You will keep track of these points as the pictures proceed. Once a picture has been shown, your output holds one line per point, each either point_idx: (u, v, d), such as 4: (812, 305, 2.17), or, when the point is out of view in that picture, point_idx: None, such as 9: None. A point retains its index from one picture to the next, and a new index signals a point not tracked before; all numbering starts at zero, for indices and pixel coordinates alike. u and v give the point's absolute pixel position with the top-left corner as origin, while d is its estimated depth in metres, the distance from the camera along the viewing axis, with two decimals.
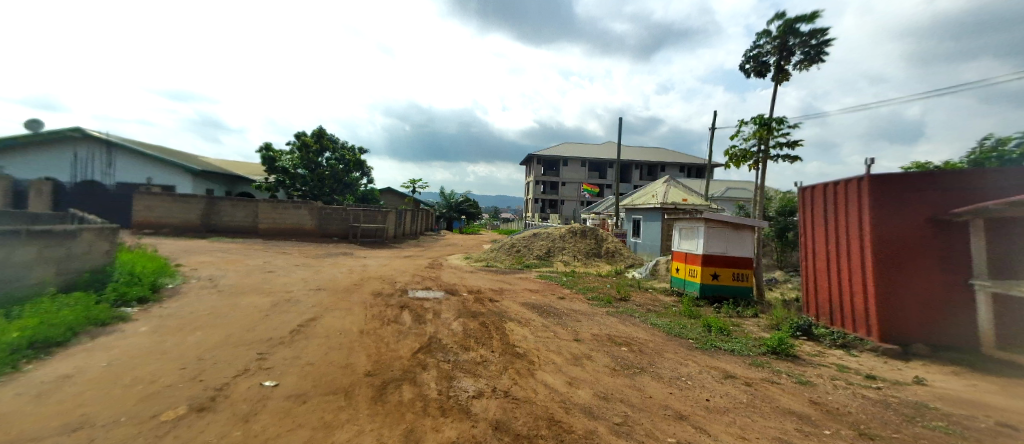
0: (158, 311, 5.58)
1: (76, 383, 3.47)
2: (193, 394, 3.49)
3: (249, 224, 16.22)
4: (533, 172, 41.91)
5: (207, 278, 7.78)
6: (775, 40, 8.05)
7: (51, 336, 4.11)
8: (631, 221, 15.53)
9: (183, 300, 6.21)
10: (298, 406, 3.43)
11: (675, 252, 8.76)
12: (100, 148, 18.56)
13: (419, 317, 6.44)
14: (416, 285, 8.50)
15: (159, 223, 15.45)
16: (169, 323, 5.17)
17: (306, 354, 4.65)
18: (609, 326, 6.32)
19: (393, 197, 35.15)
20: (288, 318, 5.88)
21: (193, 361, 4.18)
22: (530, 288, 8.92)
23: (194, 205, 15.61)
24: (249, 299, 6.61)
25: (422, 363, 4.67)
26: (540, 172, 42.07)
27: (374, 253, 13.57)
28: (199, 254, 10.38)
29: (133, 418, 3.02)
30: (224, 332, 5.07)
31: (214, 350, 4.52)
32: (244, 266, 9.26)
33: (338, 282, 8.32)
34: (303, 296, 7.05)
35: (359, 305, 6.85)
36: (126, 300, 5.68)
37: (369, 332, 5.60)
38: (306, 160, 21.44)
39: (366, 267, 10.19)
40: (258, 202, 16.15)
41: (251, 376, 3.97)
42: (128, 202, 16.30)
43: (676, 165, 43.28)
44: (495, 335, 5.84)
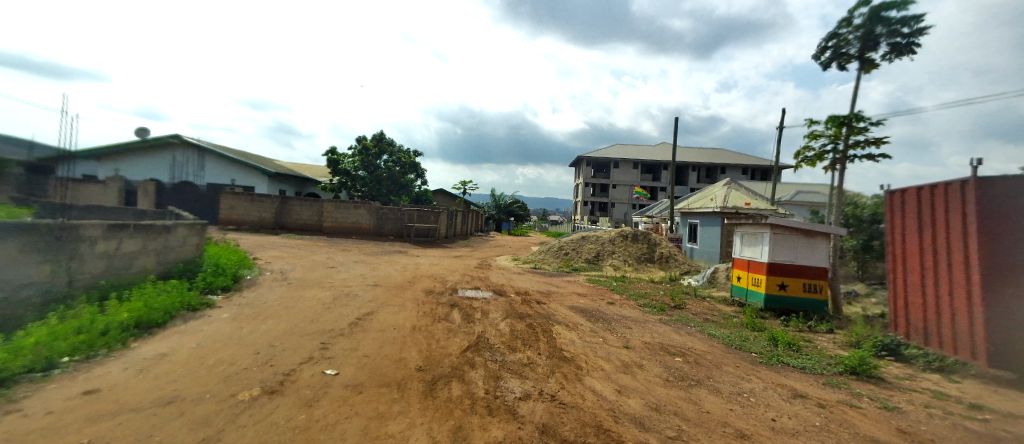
0: (237, 300, 6.17)
1: (171, 361, 3.93)
2: (265, 377, 3.81)
3: (314, 222, 17.47)
4: (583, 174, 41.33)
5: (279, 271, 8.48)
6: (858, 29, 7.30)
7: (152, 318, 4.68)
8: (686, 226, 14.78)
9: (258, 291, 6.81)
10: (355, 395, 3.62)
11: (736, 260, 8.21)
12: (193, 153, 20.91)
13: (468, 316, 6.58)
14: (466, 285, 8.68)
15: (239, 220, 17.10)
16: (246, 311, 5.68)
17: (363, 346, 4.91)
18: (663, 334, 6.05)
19: (444, 199, 36.30)
20: (348, 311, 6.24)
21: (265, 347, 4.57)
22: (578, 291, 8.77)
23: (269, 204, 17.10)
24: (313, 292, 7.09)
25: (471, 361, 4.75)
26: (590, 175, 41.37)
27: (427, 252, 14.05)
28: (272, 249, 11.36)
29: (216, 396, 3.36)
30: (292, 322, 5.48)
31: (283, 338, 4.91)
32: (309, 261, 9.97)
33: (392, 279, 8.71)
34: (361, 292, 7.44)
35: (412, 301, 7.11)
36: (211, 289, 6.34)
37: (421, 329, 5.81)
38: (365, 163, 22.74)
39: (419, 266, 10.59)
40: (322, 202, 17.36)
41: (314, 364, 4.25)
42: (214, 201, 18.19)
43: (737, 167, 40.66)
44: (542, 338, 5.81)
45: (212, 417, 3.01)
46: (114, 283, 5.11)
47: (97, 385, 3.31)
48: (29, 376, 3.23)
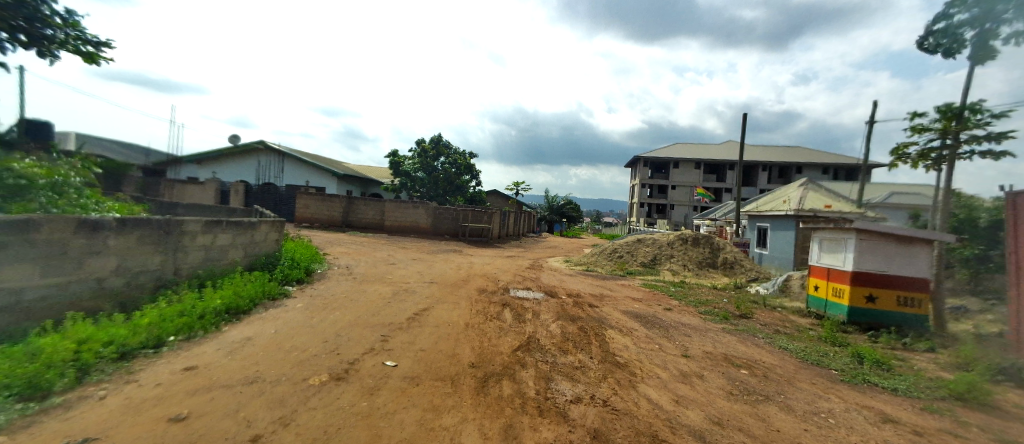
0: (309, 292, 6.72)
1: (254, 344, 4.38)
2: (333, 365, 4.11)
3: (377, 221, 18.55)
4: (639, 174, 39.89)
5: (345, 266, 9.11)
6: (975, 7, 6.32)
7: (240, 305, 5.25)
8: (755, 230, 13.69)
9: (327, 284, 7.37)
10: (412, 387, 3.78)
11: (813, 267, 7.47)
12: (275, 157, 23.07)
13: (520, 316, 6.62)
14: (518, 285, 8.73)
15: (311, 218, 18.63)
16: (317, 302, 6.18)
17: (420, 341, 5.13)
18: (726, 344, 5.66)
19: (498, 199, 36.87)
20: (405, 306, 6.55)
21: (333, 336, 4.93)
22: (632, 295, 8.46)
23: (337, 204, 18.44)
24: (375, 287, 7.53)
25: (522, 361, 4.77)
26: (647, 175, 39.82)
27: (480, 252, 14.33)
28: (339, 246, 12.24)
29: (291, 379, 3.68)
30: (356, 314, 5.87)
31: (348, 329, 5.27)
32: (372, 257, 10.61)
33: (447, 277, 8.99)
34: (418, 288, 7.77)
35: (465, 299, 7.30)
36: (288, 280, 6.96)
37: (474, 326, 5.94)
38: (424, 165, 23.74)
39: (472, 265, 10.84)
40: (384, 202, 18.38)
41: (375, 355, 4.51)
42: (291, 200, 19.96)
43: (815, 165, 36.96)
44: (593, 341, 5.69)
45: (287, 398, 3.31)
46: (210, 272, 5.80)
47: (196, 362, 3.77)
48: (143, 351, 3.76)
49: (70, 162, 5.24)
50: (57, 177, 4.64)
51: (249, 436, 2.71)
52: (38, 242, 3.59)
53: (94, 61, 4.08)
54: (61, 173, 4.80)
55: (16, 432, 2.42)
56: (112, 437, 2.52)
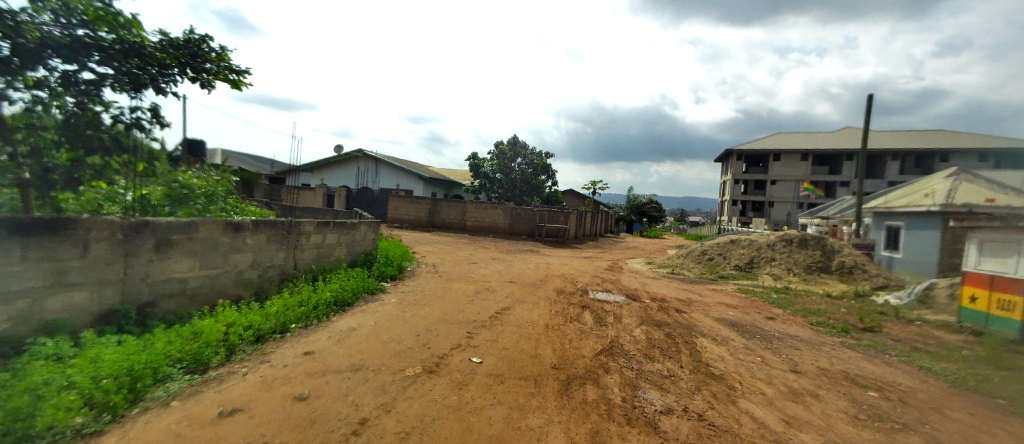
0: (402, 288, 7.25)
1: (358, 334, 4.84)
2: (424, 358, 4.37)
3: (458, 221, 19.37)
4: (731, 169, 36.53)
5: (432, 264, 9.67)
6: None
7: (346, 298, 5.84)
8: (883, 229, 11.68)
9: (416, 281, 7.89)
10: (497, 384, 3.88)
11: (967, 275, 6.14)
12: (371, 164, 25.39)
13: (600, 319, 6.43)
14: (597, 287, 8.49)
15: (401, 219, 20.18)
16: (408, 298, 6.64)
17: (502, 339, 5.24)
18: (847, 361, 4.91)
19: (575, 199, 36.51)
20: (488, 304, 6.75)
21: (424, 331, 5.27)
22: (726, 302, 7.74)
23: (423, 205, 19.70)
24: (459, 285, 7.86)
25: (605, 366, 4.63)
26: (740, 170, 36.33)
27: (558, 252, 14.23)
28: (427, 245, 13.04)
29: (390, 368, 3.99)
30: (443, 310, 6.19)
31: (436, 324, 5.58)
32: (456, 257, 11.10)
33: (527, 277, 9.06)
34: (499, 287, 7.93)
35: (545, 300, 7.30)
36: (383, 276, 7.60)
37: (554, 327, 5.91)
38: (501, 166, 24.33)
39: (551, 265, 10.82)
40: (465, 203, 19.18)
41: (462, 351, 4.71)
42: (383, 202, 21.66)
43: (963, 152, 30.46)
44: (683, 349, 5.31)
45: (388, 386, 3.60)
46: (321, 268, 6.56)
47: (312, 347, 4.28)
48: (273, 336, 4.37)
49: (219, 172, 6.28)
50: (209, 187, 5.60)
51: (358, 418, 2.98)
52: (197, 240, 4.34)
53: (238, 85, 4.63)
54: (212, 184, 5.78)
55: (186, 397, 2.96)
56: (253, 409, 2.96)
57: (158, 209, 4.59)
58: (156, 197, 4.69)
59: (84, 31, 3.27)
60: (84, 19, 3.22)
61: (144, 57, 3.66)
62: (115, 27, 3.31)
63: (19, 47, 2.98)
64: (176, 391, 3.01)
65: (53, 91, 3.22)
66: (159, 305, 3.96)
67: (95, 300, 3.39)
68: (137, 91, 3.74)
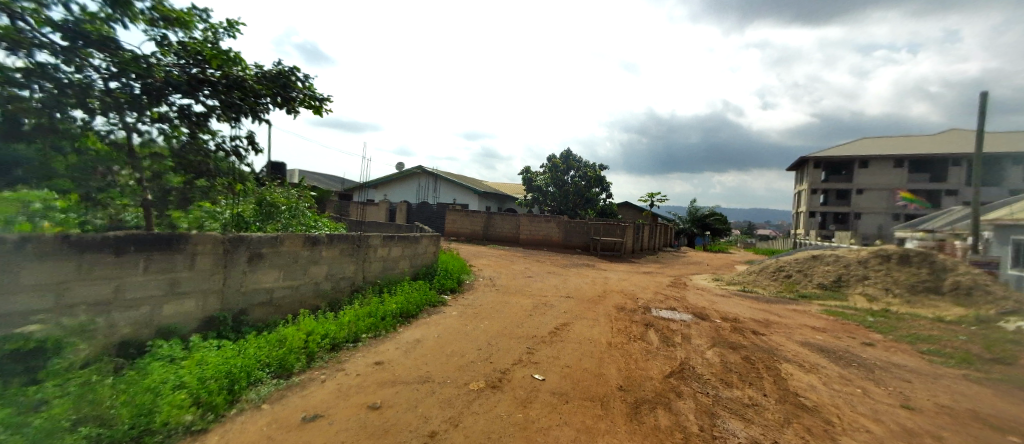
0: (461, 300, 7.34)
1: (423, 346, 4.92)
2: (487, 372, 4.33)
3: (512, 235, 19.51)
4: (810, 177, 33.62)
5: (489, 278, 9.73)
6: None
7: (410, 309, 6.00)
8: (1010, 245, 10.02)
9: (475, 294, 7.96)
10: (562, 403, 3.73)
11: None
12: (429, 180, 26.45)
13: (667, 338, 6.06)
14: (660, 304, 8.05)
15: (456, 232, 20.75)
16: (468, 311, 6.70)
17: (564, 356, 5.08)
18: (974, 398, 4.19)
19: (630, 212, 35.51)
20: (546, 320, 6.62)
21: (485, 344, 5.25)
22: (811, 324, 6.99)
23: (478, 219, 20.13)
24: (517, 299, 7.80)
25: (677, 390, 4.31)
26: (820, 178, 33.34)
27: (615, 267, 13.79)
28: (483, 258, 13.23)
29: (455, 382, 3.99)
30: (503, 324, 6.16)
31: (497, 338, 5.55)
32: (512, 270, 11.11)
33: (585, 292, 8.83)
34: (557, 302, 7.78)
35: (605, 316, 7.04)
36: (444, 289, 7.75)
37: (617, 346, 5.65)
38: (554, 179, 24.28)
39: (609, 280, 10.47)
40: (519, 216, 19.29)
41: (524, 367, 4.61)
42: (439, 216, 22.42)
43: None
44: (765, 375, 4.83)
45: (453, 400, 3.58)
46: (386, 280, 6.82)
47: (381, 357, 4.40)
48: (347, 345, 4.56)
49: (299, 190, 6.80)
50: (291, 204, 6.09)
51: (428, 431, 2.98)
52: (283, 253, 4.68)
53: (320, 111, 4.99)
54: (293, 200, 6.27)
55: (274, 401, 3.13)
56: (332, 415, 3.06)
57: (248, 225, 5.08)
58: (249, 215, 5.21)
59: (197, 70, 3.71)
60: (199, 58, 3.66)
61: (244, 90, 4.03)
62: (222, 64, 3.74)
63: (149, 86, 3.39)
64: (266, 395, 3.20)
65: (172, 124, 3.66)
66: (250, 313, 4.30)
67: (200, 308, 3.75)
68: (236, 119, 4.08)
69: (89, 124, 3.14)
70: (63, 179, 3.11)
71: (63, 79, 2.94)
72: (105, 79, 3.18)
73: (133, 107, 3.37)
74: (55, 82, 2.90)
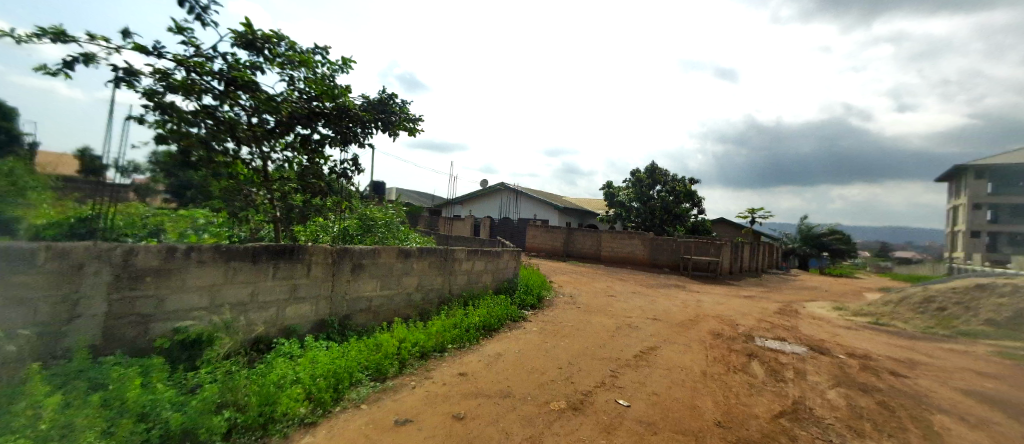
0: (542, 317, 7.29)
1: (505, 360, 4.96)
2: (569, 393, 4.19)
3: (593, 251, 19.05)
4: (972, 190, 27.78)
5: (570, 295, 9.55)
6: None
7: (492, 323, 6.11)
8: None
9: (556, 311, 7.84)
10: (649, 434, 3.44)
11: None
12: (511, 196, 27.14)
13: (775, 372, 5.29)
14: (765, 333, 7.11)
15: (537, 248, 20.90)
16: (549, 328, 6.61)
17: (651, 383, 4.72)
18: None
19: (726, 229, 32.46)
20: (631, 342, 6.24)
21: (567, 364, 5.10)
22: (978, 370, 5.57)
23: (559, 234, 20.06)
24: (599, 319, 7.50)
25: (790, 433, 3.71)
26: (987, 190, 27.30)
27: (709, 289, 12.60)
28: (564, 274, 13.07)
29: (535, 400, 3.92)
30: (584, 344, 5.96)
31: (579, 358, 5.37)
32: (594, 288, 10.77)
33: (674, 315, 8.18)
34: (642, 324, 7.31)
35: (698, 343, 6.42)
36: (524, 304, 7.78)
37: (713, 376, 5.08)
38: (638, 194, 23.25)
39: (702, 303, 9.58)
40: (601, 232, 18.80)
41: (607, 390, 4.38)
42: (520, 232, 22.82)
43: None
44: (912, 427, 3.93)
45: (535, 418, 3.52)
46: (470, 293, 7.07)
47: (465, 369, 4.52)
48: (434, 354, 4.79)
49: (396, 206, 7.44)
50: (388, 219, 6.67)
51: None
52: (381, 264, 5.11)
53: (414, 133, 5.42)
54: (390, 215, 6.87)
55: (371, 402, 3.39)
56: (421, 421, 3.20)
57: (352, 238, 5.67)
58: (353, 229, 5.82)
59: (316, 103, 4.29)
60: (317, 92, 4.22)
61: (352, 118, 4.55)
62: (334, 97, 4.28)
63: (280, 120, 3.99)
64: (365, 395, 3.47)
65: (296, 150, 4.25)
66: (353, 319, 4.75)
67: (313, 311, 4.25)
68: (345, 145, 4.62)
69: (237, 153, 3.80)
70: (217, 198, 3.83)
71: (220, 117, 3.61)
72: (249, 115, 3.82)
73: (268, 137, 3.99)
74: (214, 119, 3.57)
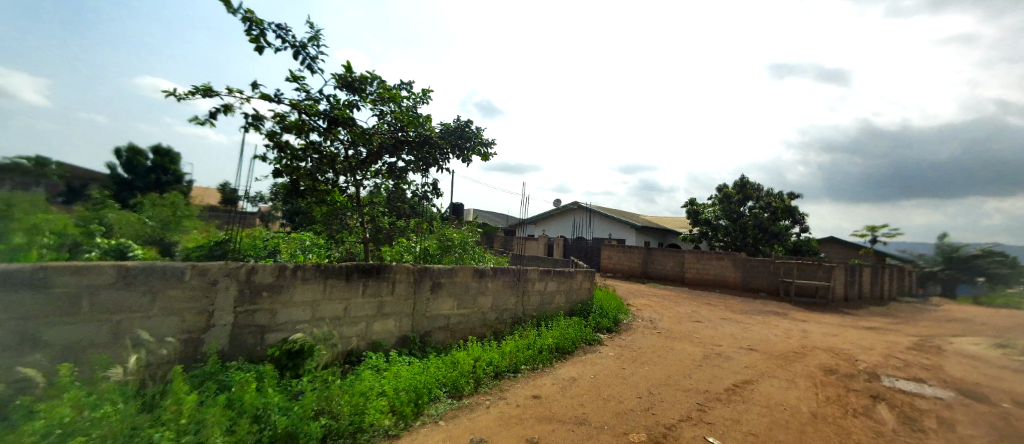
0: (619, 341, 6.94)
1: (579, 385, 4.79)
2: (649, 425, 3.88)
3: (676, 272, 17.90)
4: None
5: (649, 319, 8.98)
6: None
7: (565, 346, 5.96)
8: None
9: (634, 336, 7.42)
10: None
11: None
12: (584, 215, 26.69)
13: (911, 420, 4.36)
14: (895, 372, 5.94)
15: (613, 268, 20.19)
16: (627, 353, 6.26)
17: (747, 421, 4.18)
18: None
19: (838, 249, 28.22)
20: (721, 374, 5.62)
21: (646, 393, 4.76)
22: None
23: (637, 255, 19.20)
24: (683, 346, 6.93)
25: None
26: None
27: (818, 317, 10.96)
28: (643, 297, 12.38)
29: (612, 429, 3.70)
30: (666, 373, 5.52)
31: (661, 387, 4.98)
32: (677, 313, 10.01)
33: (774, 345, 7.23)
34: (734, 354, 6.58)
35: (804, 378, 5.57)
36: (599, 327, 7.49)
37: (826, 418, 4.34)
38: (726, 211, 21.39)
39: (809, 334, 8.35)
40: (684, 253, 17.60)
41: (693, 425, 3.98)
42: (596, 252, 22.24)
43: None
44: None
45: None
46: (544, 314, 7.03)
47: (539, 392, 4.45)
48: (508, 374, 4.80)
49: (472, 226, 7.75)
50: (464, 239, 6.96)
51: None
52: (457, 283, 5.32)
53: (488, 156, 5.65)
54: (466, 236, 7.16)
55: (449, 419, 3.48)
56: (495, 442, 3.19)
57: (432, 258, 6.01)
58: (433, 250, 6.17)
59: (401, 133, 4.71)
60: (401, 123, 4.64)
61: (432, 145, 4.90)
62: (417, 126, 4.67)
63: (371, 151, 4.45)
64: (442, 412, 3.58)
65: (383, 177, 4.68)
66: (432, 336, 4.98)
67: (397, 327, 4.54)
68: (426, 170, 4.98)
69: (336, 182, 4.30)
70: (319, 222, 4.34)
71: (323, 151, 4.13)
72: (346, 148, 4.32)
73: (361, 166, 4.47)
74: (318, 154, 4.10)
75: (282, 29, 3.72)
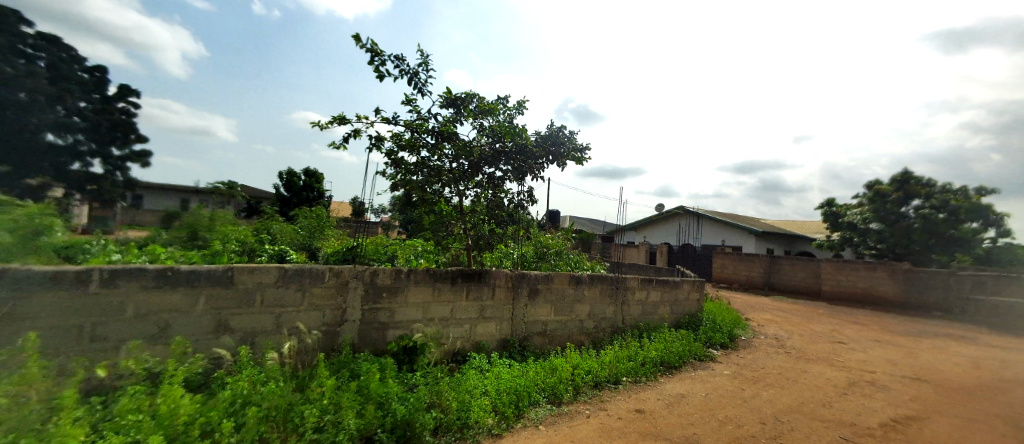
0: (736, 359, 6.19)
1: (688, 403, 4.40)
2: None
3: (810, 285, 15.56)
4: None
5: (774, 336, 7.84)
6: None
7: (670, 359, 5.54)
8: None
9: (755, 354, 6.54)
10: None
11: None
12: (691, 221, 24.55)
13: None
14: None
15: (729, 278, 18.12)
16: (746, 373, 5.55)
17: None
18: None
19: None
20: (874, 406, 4.63)
21: (771, 419, 4.15)
22: None
23: (758, 264, 17.06)
24: (819, 369, 5.89)
25: None
26: None
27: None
28: (766, 311, 10.85)
29: None
30: (798, 398, 4.74)
31: (791, 415, 4.30)
32: (811, 331, 8.55)
33: (954, 377, 5.70)
34: (894, 384, 5.36)
35: (1005, 421, 4.28)
36: (712, 343, 6.79)
37: None
38: (880, 212, 17.71)
39: (1013, 366, 6.39)
40: (819, 262, 15.14)
41: None
42: (706, 260, 20.24)
43: None
44: None
45: None
46: (646, 325, 6.64)
47: (642, 406, 4.20)
48: (608, 384, 4.64)
49: (569, 233, 7.72)
50: (560, 247, 6.96)
51: None
52: (554, 289, 5.35)
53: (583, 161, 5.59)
54: (562, 243, 7.15)
55: (548, 424, 3.50)
56: None
57: (529, 264, 6.14)
58: (530, 256, 6.31)
59: (499, 144, 4.95)
60: (499, 134, 4.88)
61: (528, 154, 5.06)
62: (514, 136, 4.84)
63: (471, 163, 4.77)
64: (542, 417, 3.62)
65: (483, 187, 4.97)
66: (531, 340, 5.08)
67: (498, 330, 4.74)
68: (523, 178, 5.14)
69: (442, 194, 4.71)
70: (429, 230, 4.79)
71: (431, 165, 4.58)
72: (450, 161, 4.71)
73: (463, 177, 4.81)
74: (427, 168, 4.55)
75: (398, 59, 4.25)
